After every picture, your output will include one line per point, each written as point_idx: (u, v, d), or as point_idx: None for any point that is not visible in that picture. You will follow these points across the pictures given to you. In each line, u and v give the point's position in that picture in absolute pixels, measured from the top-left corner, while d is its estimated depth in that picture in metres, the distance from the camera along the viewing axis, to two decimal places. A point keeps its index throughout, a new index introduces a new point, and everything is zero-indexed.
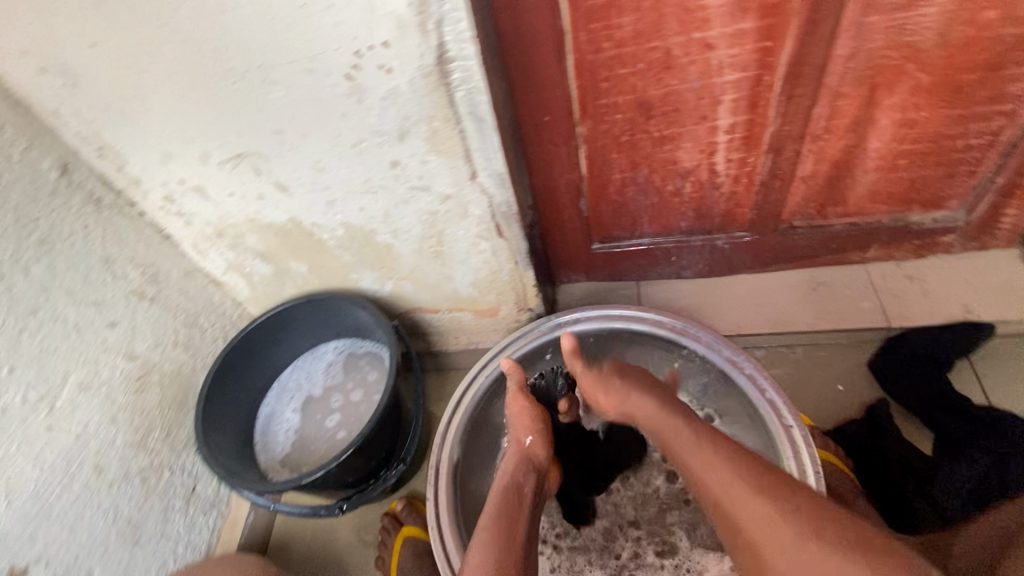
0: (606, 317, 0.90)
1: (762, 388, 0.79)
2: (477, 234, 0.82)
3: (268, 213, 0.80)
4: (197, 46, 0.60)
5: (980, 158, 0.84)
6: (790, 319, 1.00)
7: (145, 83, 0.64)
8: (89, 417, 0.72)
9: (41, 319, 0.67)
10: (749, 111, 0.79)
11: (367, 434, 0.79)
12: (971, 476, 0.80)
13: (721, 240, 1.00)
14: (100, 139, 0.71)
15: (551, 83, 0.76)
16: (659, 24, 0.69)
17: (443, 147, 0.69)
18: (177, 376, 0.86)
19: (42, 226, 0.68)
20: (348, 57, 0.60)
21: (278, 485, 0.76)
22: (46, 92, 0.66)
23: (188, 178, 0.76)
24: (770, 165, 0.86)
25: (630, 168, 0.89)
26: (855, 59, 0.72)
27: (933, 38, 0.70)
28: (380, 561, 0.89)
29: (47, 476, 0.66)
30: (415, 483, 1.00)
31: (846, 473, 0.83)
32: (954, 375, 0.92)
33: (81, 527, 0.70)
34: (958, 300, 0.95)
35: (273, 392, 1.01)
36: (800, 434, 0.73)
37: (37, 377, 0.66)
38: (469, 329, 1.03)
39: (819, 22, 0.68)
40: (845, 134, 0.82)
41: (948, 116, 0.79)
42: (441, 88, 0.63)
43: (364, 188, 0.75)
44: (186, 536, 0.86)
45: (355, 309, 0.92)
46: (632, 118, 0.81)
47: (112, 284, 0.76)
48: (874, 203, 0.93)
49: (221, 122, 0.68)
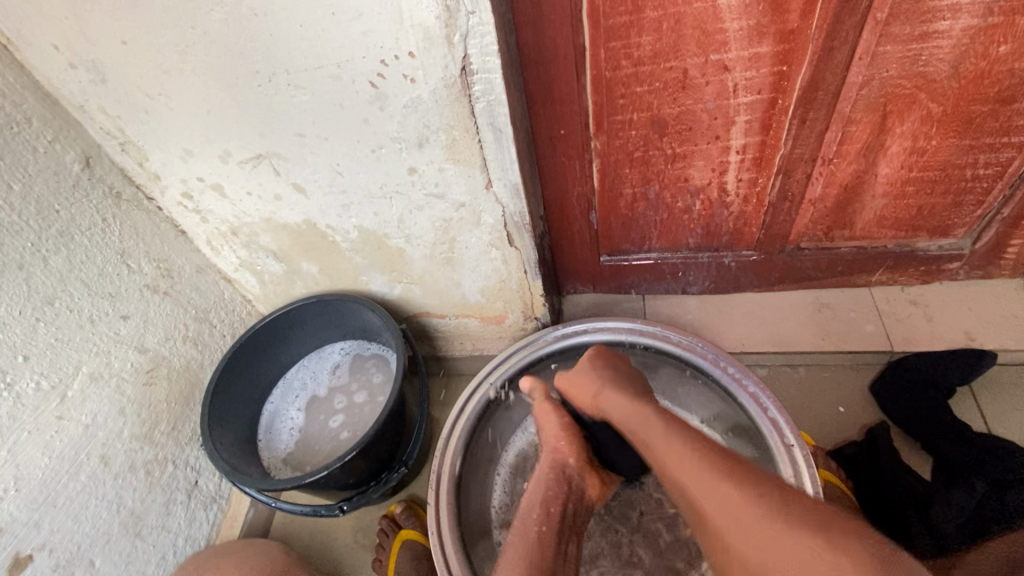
0: (612, 329, 0.91)
1: (764, 407, 0.79)
2: (489, 242, 0.83)
3: (283, 214, 0.81)
4: (225, 49, 0.61)
5: (988, 188, 0.85)
6: (794, 340, 1.00)
7: (172, 82, 0.66)
8: (98, 408, 0.73)
9: (57, 309, 0.68)
10: (762, 133, 0.80)
11: (373, 435, 0.79)
12: (970, 502, 0.80)
13: (728, 258, 1.01)
14: (123, 134, 0.73)
15: (568, 97, 0.77)
16: (678, 45, 0.71)
17: (461, 156, 0.70)
18: (185, 371, 0.87)
19: (62, 217, 0.69)
20: (373, 65, 0.61)
21: (279, 482, 0.76)
22: (74, 87, 0.67)
23: (207, 176, 0.77)
24: (779, 186, 0.88)
25: (641, 183, 0.90)
26: (868, 87, 0.74)
27: (947, 69, 0.71)
28: (377, 563, 0.90)
29: (55, 465, 0.67)
30: (415, 488, 1.00)
31: (845, 493, 0.84)
32: (953, 402, 0.94)
33: (85, 516, 0.70)
34: (960, 327, 0.96)
35: (278, 390, 1.02)
36: (801, 454, 0.74)
37: (50, 366, 0.67)
38: (475, 336, 1.04)
39: (834, 50, 0.69)
40: (855, 159, 0.84)
41: (958, 146, 0.80)
42: (463, 99, 0.64)
43: (380, 193, 0.76)
44: (186, 531, 0.86)
45: (364, 311, 0.93)
46: (646, 135, 0.82)
47: (126, 277, 0.77)
48: (881, 228, 0.94)
49: (244, 122, 0.69)
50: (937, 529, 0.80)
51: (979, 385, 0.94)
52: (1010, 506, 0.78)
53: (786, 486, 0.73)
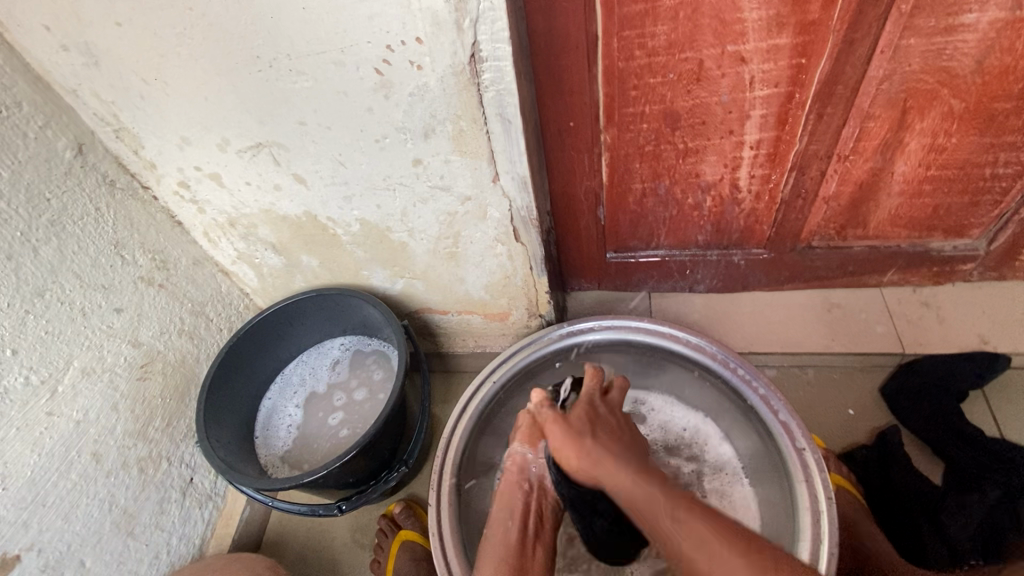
0: (619, 328, 0.88)
1: (773, 409, 0.77)
2: (495, 237, 0.80)
3: (283, 205, 0.79)
4: (224, 32, 0.59)
5: (1007, 188, 0.83)
6: (803, 341, 0.98)
7: (168, 66, 0.63)
8: (90, 404, 0.70)
9: (48, 301, 0.66)
10: (777, 128, 0.78)
11: (373, 434, 0.77)
12: (982, 509, 0.79)
13: (737, 256, 0.99)
14: (118, 120, 0.70)
15: (579, 88, 0.74)
16: (694, 35, 0.68)
17: (468, 148, 0.68)
18: (180, 365, 0.85)
19: (54, 206, 0.67)
20: (378, 51, 0.58)
21: (278, 482, 0.74)
22: (66, 70, 0.65)
23: (204, 165, 0.75)
24: (793, 184, 0.85)
25: (651, 178, 0.87)
26: (889, 81, 0.71)
27: (971, 64, 0.69)
28: (376, 564, 0.88)
29: (44, 462, 0.65)
30: (415, 487, 0.98)
31: (857, 498, 0.82)
32: (966, 406, 0.92)
33: (76, 516, 0.68)
34: (973, 329, 0.94)
35: (276, 387, 0.99)
36: (812, 458, 0.72)
37: (40, 360, 0.64)
38: (477, 332, 1.02)
39: (855, 42, 0.67)
40: (871, 156, 0.81)
41: (979, 143, 0.78)
42: (471, 88, 0.61)
43: (383, 184, 0.74)
44: (180, 529, 0.84)
45: (364, 306, 0.91)
46: (658, 129, 0.80)
47: (120, 269, 0.75)
48: (895, 227, 0.92)
49: (243, 110, 0.67)
50: (949, 535, 0.79)
51: (992, 388, 0.93)
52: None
53: (797, 490, 0.71)
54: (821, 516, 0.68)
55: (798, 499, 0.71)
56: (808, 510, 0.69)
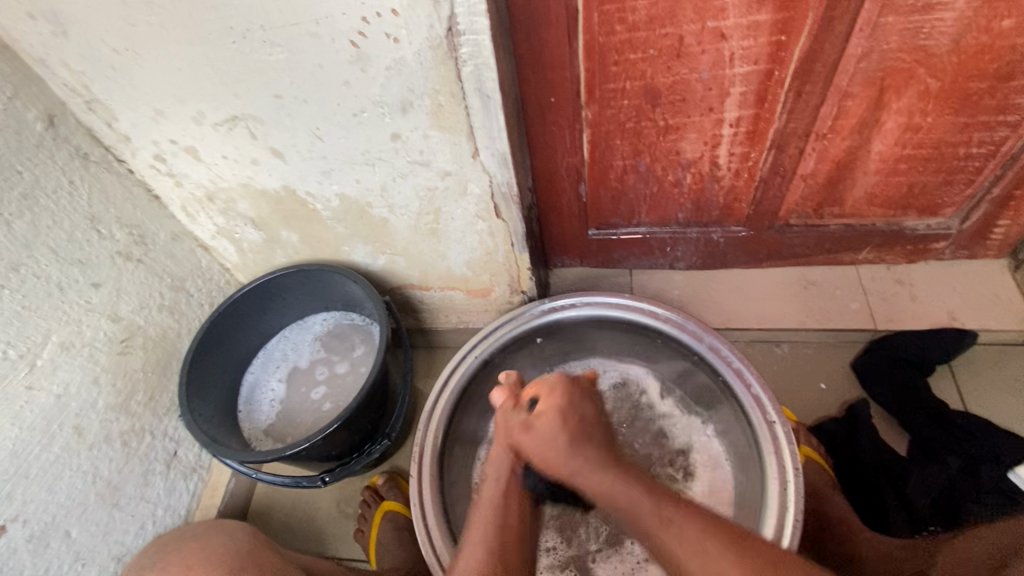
0: (597, 304, 0.90)
1: (747, 382, 0.79)
2: (476, 213, 0.81)
3: (261, 179, 0.78)
4: (195, 2, 0.58)
5: (980, 167, 0.84)
6: (777, 318, 1.01)
7: (139, 35, 0.62)
8: (70, 378, 0.71)
9: (23, 276, 0.65)
10: (757, 106, 0.78)
11: (354, 408, 0.78)
12: (945, 479, 0.81)
13: (716, 233, 1.00)
14: (89, 91, 0.69)
15: (559, 62, 0.74)
16: (674, 10, 0.68)
17: (446, 123, 0.68)
18: (161, 340, 0.85)
19: (26, 179, 0.66)
20: (353, 23, 0.58)
21: (261, 454, 0.75)
22: (33, 38, 0.63)
23: (179, 138, 0.74)
24: (772, 162, 0.86)
25: (632, 155, 0.88)
26: (867, 59, 0.72)
27: (947, 43, 0.69)
28: (360, 533, 0.90)
29: (25, 435, 0.66)
30: (397, 459, 1.00)
31: (825, 467, 0.85)
32: (933, 380, 0.95)
33: (60, 487, 0.69)
34: (943, 306, 0.97)
35: (258, 361, 1.00)
36: (782, 430, 0.74)
37: (17, 334, 0.64)
38: (460, 308, 1.03)
39: (835, 19, 0.67)
40: (849, 135, 0.82)
41: (953, 123, 0.79)
42: (449, 62, 0.61)
43: (361, 159, 0.73)
44: (166, 501, 0.85)
45: (346, 282, 0.91)
46: (639, 105, 0.80)
47: (97, 244, 0.75)
48: (871, 206, 0.93)
49: (218, 82, 0.66)
50: (911, 504, 0.82)
51: (959, 361, 0.96)
52: (984, 480, 0.79)
53: (767, 462, 0.73)
54: (788, 486, 0.70)
55: (767, 471, 0.73)
56: (777, 480, 0.71)
